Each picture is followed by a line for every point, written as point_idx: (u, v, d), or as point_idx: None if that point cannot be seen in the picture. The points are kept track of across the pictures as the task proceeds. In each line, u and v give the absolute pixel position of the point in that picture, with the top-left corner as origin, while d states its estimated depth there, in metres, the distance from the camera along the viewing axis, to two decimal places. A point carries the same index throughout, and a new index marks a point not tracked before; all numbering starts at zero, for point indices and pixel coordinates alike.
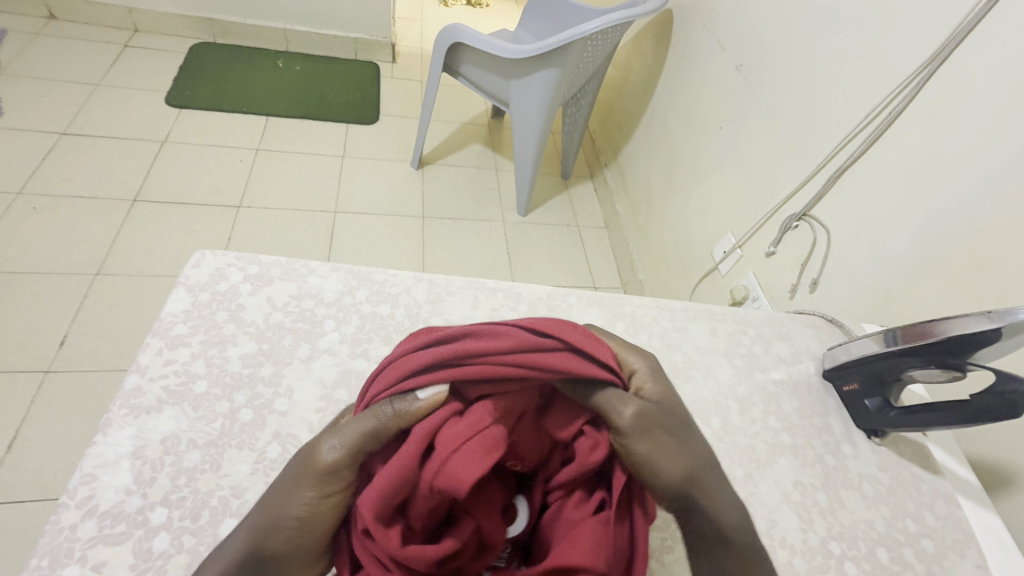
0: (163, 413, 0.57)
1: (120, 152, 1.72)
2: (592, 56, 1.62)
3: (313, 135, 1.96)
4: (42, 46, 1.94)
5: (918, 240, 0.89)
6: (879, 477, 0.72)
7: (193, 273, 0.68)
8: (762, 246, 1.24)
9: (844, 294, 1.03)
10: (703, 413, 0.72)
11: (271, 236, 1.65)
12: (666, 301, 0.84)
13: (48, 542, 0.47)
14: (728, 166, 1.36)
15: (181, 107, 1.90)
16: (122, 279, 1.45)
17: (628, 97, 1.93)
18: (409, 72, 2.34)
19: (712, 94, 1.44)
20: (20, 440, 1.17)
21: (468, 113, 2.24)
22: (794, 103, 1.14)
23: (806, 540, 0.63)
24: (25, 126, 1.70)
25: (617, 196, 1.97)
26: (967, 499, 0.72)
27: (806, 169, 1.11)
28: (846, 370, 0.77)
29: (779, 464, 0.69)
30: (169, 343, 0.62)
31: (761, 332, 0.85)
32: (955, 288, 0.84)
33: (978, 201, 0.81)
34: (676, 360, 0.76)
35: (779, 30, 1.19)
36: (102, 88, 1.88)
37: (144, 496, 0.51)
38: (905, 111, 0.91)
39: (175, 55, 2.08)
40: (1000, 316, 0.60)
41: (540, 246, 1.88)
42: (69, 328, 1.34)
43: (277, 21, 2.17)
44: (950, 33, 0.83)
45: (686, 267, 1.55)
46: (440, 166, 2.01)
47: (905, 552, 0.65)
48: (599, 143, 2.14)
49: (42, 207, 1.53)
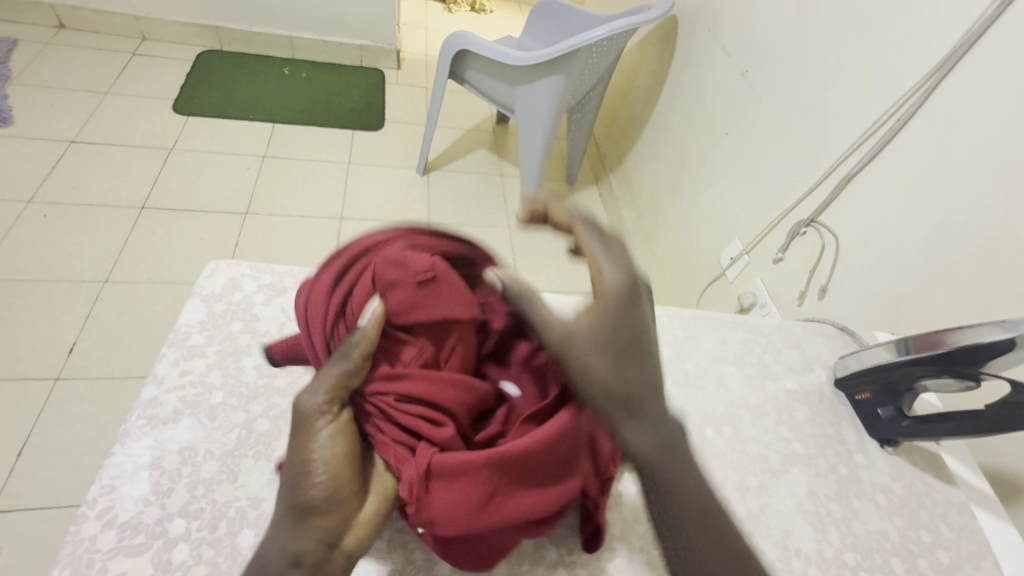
0: (180, 424, 0.57)
1: (129, 159, 1.74)
2: (597, 63, 1.63)
3: (320, 142, 1.97)
4: (52, 56, 1.96)
5: (928, 247, 0.89)
6: (892, 487, 0.71)
7: (208, 283, 0.69)
8: (769, 252, 1.24)
9: (852, 301, 1.03)
10: (715, 422, 0.73)
11: (278, 243, 1.65)
12: (677, 310, 0.85)
13: (68, 553, 0.48)
14: (734, 172, 1.37)
15: (189, 115, 1.92)
16: (131, 286, 1.46)
17: (633, 103, 1.94)
18: (414, 78, 2.35)
19: (717, 100, 1.45)
20: (30, 447, 1.17)
21: (473, 119, 2.25)
22: (801, 108, 1.14)
23: (821, 551, 0.63)
24: (37, 134, 1.72)
25: (622, 202, 1.97)
26: (982, 510, 0.72)
27: (813, 176, 1.11)
28: (858, 379, 0.77)
29: (792, 474, 0.70)
30: (185, 354, 0.62)
31: (772, 340, 0.86)
32: (967, 295, 0.84)
33: (987, 208, 0.81)
34: (687, 368, 0.78)
35: (784, 36, 1.20)
36: (110, 96, 1.90)
37: (162, 507, 0.52)
38: (913, 118, 0.91)
39: (183, 63, 2.10)
40: (1013, 325, 0.60)
41: (546, 252, 1.88)
42: (78, 335, 1.35)
43: (283, 28, 2.19)
44: (956, 40, 0.84)
45: (693, 272, 1.55)
46: (446, 172, 2.02)
47: (920, 562, 0.65)
48: (604, 148, 2.15)
49: (53, 215, 1.55)
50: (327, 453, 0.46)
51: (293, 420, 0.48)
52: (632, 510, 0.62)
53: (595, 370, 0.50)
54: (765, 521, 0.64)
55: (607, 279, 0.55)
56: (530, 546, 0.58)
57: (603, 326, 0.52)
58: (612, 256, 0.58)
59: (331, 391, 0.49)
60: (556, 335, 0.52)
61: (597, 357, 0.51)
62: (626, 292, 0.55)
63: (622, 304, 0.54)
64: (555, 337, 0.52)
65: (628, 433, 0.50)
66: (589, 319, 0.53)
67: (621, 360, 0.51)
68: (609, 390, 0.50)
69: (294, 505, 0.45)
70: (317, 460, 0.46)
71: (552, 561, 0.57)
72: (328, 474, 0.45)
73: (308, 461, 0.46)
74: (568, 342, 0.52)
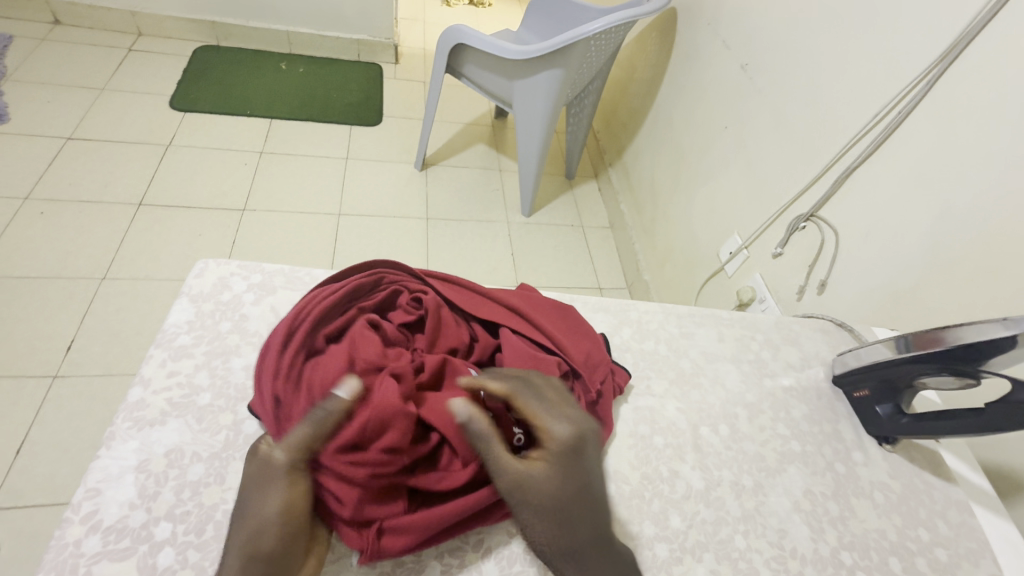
0: (167, 426, 0.58)
1: (126, 155, 1.73)
2: (596, 55, 1.60)
3: (318, 137, 1.96)
4: (48, 51, 1.95)
5: (929, 241, 0.88)
6: (890, 485, 0.71)
7: (197, 282, 0.71)
8: (768, 247, 1.23)
9: (852, 296, 1.02)
10: (711, 420, 0.72)
11: (276, 238, 1.65)
12: (673, 307, 0.85)
13: (52, 558, 0.47)
14: (734, 166, 1.35)
15: (186, 110, 1.90)
16: (128, 282, 1.46)
17: (632, 96, 1.92)
18: (412, 72, 2.33)
19: (716, 93, 1.43)
20: (29, 444, 1.17)
21: (472, 113, 2.23)
22: (800, 101, 1.13)
23: (817, 550, 0.62)
24: (33, 131, 1.71)
25: (621, 196, 1.96)
26: (981, 507, 0.71)
27: (812, 170, 1.10)
28: (857, 376, 0.76)
29: (789, 472, 0.69)
30: (172, 355, 0.63)
31: (770, 337, 0.85)
32: (968, 291, 0.83)
33: (988, 202, 0.80)
34: (683, 366, 0.77)
35: (784, 27, 1.18)
36: (106, 92, 1.89)
37: (148, 510, 0.52)
38: (915, 110, 0.89)
39: (179, 58, 2.08)
40: (1015, 323, 0.59)
41: (544, 247, 1.87)
42: (75, 333, 1.34)
43: (280, 23, 2.17)
44: (958, 31, 0.82)
45: (691, 267, 1.53)
46: (444, 167, 2.01)
47: (918, 561, 0.64)
48: (603, 142, 2.13)
49: (49, 212, 1.54)
50: (279, 509, 0.48)
51: (257, 477, 0.51)
52: (626, 510, 0.61)
53: (551, 510, 0.51)
54: (761, 521, 0.64)
55: (554, 435, 0.55)
56: (520, 547, 0.59)
57: (558, 501, 0.52)
58: (551, 411, 0.57)
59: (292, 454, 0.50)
60: (516, 482, 0.52)
61: (556, 485, 0.52)
62: (572, 443, 0.55)
63: (568, 465, 0.54)
64: (507, 484, 0.52)
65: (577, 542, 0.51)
66: (544, 476, 0.53)
67: (579, 483, 0.54)
68: (557, 542, 0.51)
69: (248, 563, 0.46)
70: (271, 517, 0.48)
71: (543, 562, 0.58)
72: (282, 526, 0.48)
73: (262, 519, 0.48)
74: (521, 492, 0.52)
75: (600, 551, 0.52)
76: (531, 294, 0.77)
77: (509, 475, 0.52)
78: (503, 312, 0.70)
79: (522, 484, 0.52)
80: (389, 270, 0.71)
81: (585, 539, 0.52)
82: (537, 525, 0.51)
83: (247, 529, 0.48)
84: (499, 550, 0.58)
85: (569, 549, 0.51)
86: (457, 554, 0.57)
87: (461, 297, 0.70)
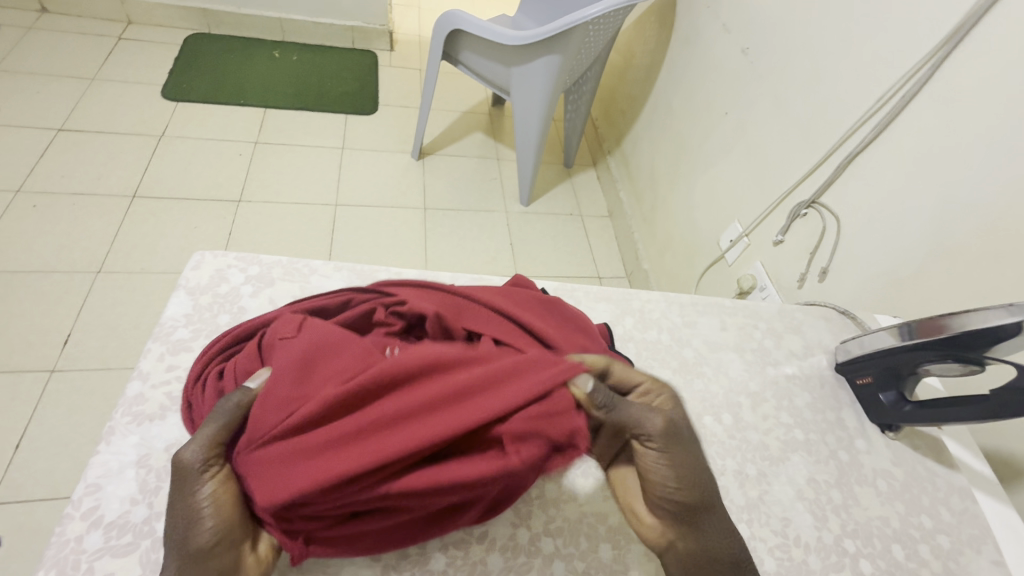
0: (166, 420, 0.57)
1: (119, 147, 1.70)
2: (595, 41, 1.57)
3: (313, 127, 1.93)
4: (35, 41, 1.91)
5: (932, 226, 0.87)
6: (893, 472, 0.71)
7: (193, 275, 0.70)
8: (769, 234, 1.22)
9: (853, 284, 1.02)
10: (714, 409, 0.72)
11: (273, 230, 1.63)
12: (675, 295, 0.85)
13: (53, 555, 0.47)
14: (735, 153, 1.33)
15: (179, 100, 1.87)
16: (124, 276, 1.44)
17: (631, 83, 1.89)
18: (407, 60, 2.29)
19: (717, 78, 1.40)
20: (29, 439, 1.17)
21: (469, 101, 2.20)
22: (802, 86, 1.11)
23: (821, 538, 0.62)
24: (22, 122, 1.68)
25: (621, 185, 1.94)
26: (983, 493, 0.71)
27: (814, 156, 1.08)
28: (859, 364, 0.76)
29: (792, 461, 0.69)
30: (171, 349, 0.63)
31: (773, 325, 0.85)
32: (970, 278, 0.82)
33: (991, 188, 0.79)
34: (686, 355, 0.77)
35: (786, 11, 1.16)
36: (97, 81, 1.85)
37: (149, 505, 0.51)
38: (919, 94, 0.88)
39: (171, 47, 2.04)
40: (1019, 310, 0.58)
41: (543, 236, 1.86)
42: (72, 328, 1.33)
43: (272, 10, 2.12)
44: (963, 13, 0.80)
45: (692, 255, 1.52)
46: (441, 156, 1.98)
47: (920, 548, 0.64)
48: (602, 130, 2.11)
49: (43, 205, 1.52)
50: (212, 501, 0.48)
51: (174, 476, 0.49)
52: None
53: (689, 456, 0.55)
54: (765, 510, 0.64)
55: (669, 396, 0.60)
56: (524, 538, 0.59)
57: (692, 457, 0.56)
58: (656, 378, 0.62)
59: (210, 448, 0.50)
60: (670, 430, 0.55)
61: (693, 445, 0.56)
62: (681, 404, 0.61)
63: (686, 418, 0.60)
64: (662, 438, 0.55)
65: (702, 488, 0.55)
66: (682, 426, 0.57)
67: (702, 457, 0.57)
68: (695, 485, 0.54)
69: (182, 557, 0.46)
70: (203, 512, 0.47)
71: (548, 553, 0.58)
72: (215, 518, 0.47)
73: (189, 514, 0.47)
74: (672, 443, 0.55)
75: (722, 510, 0.56)
76: (515, 290, 0.73)
77: (658, 429, 0.55)
78: (493, 317, 0.66)
79: (670, 441, 0.55)
80: (359, 291, 0.69)
81: (709, 489, 0.55)
82: (682, 472, 0.54)
83: (179, 522, 0.48)
84: (505, 541, 0.58)
85: (708, 493, 0.55)
86: (461, 546, 0.57)
87: (443, 302, 0.66)
